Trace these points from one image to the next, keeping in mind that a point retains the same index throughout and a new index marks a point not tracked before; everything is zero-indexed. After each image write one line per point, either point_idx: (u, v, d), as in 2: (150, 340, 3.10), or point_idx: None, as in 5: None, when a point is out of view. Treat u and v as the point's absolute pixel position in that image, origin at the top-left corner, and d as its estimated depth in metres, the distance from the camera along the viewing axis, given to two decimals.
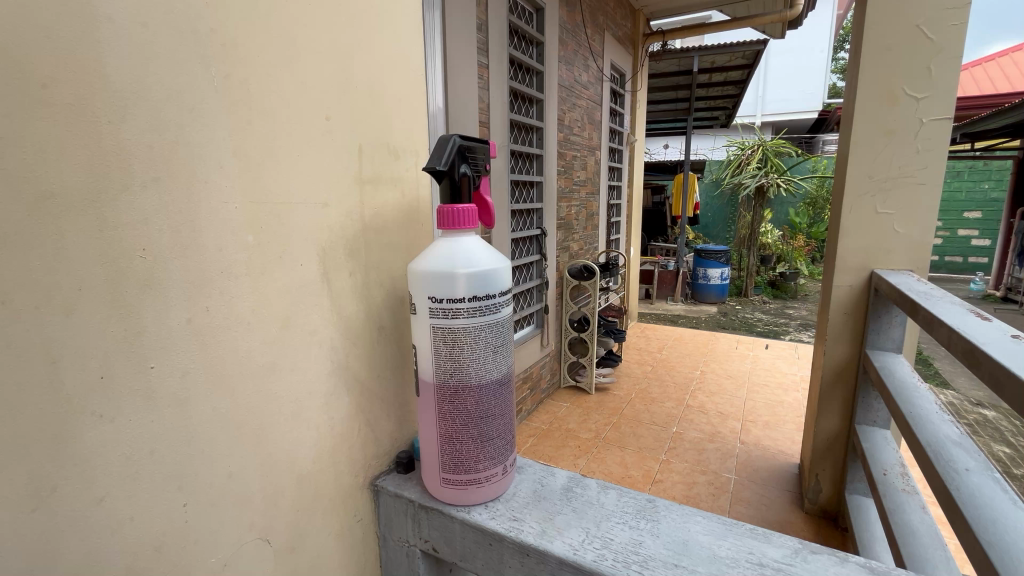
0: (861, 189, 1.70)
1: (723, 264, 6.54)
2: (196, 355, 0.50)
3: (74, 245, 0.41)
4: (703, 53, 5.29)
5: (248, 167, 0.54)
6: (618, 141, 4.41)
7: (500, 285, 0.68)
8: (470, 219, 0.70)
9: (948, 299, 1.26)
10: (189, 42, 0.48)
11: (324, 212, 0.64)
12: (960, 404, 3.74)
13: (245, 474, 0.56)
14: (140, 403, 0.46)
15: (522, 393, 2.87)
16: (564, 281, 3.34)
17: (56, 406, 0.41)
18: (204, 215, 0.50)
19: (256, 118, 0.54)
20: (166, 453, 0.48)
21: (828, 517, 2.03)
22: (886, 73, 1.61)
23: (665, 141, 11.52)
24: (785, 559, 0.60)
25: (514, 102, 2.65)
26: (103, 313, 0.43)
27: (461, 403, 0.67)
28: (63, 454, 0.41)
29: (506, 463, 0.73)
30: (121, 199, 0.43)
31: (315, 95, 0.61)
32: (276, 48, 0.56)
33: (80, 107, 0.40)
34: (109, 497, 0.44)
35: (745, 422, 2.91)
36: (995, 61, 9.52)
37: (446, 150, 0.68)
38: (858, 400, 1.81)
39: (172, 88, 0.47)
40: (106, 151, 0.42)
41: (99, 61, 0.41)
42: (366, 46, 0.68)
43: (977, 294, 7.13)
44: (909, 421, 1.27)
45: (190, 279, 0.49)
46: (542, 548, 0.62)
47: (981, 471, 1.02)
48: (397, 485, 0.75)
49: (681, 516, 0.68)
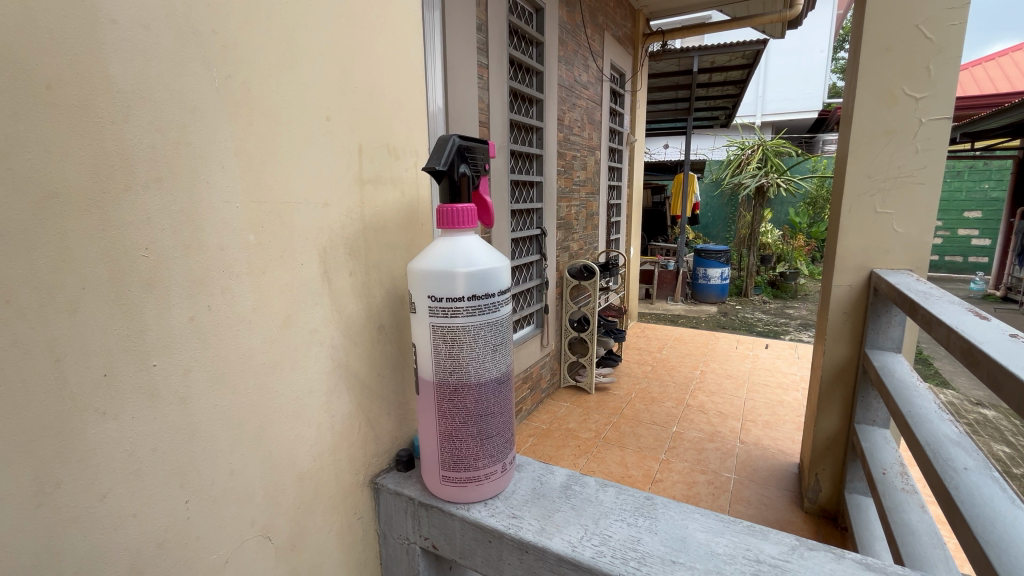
0: (861, 189, 1.71)
1: (723, 263, 6.55)
2: (198, 354, 0.50)
3: (78, 245, 0.41)
4: (703, 53, 5.30)
5: (250, 167, 0.55)
6: (618, 141, 4.41)
7: (499, 284, 0.69)
8: (469, 219, 0.70)
9: (946, 299, 1.26)
10: (191, 43, 0.48)
11: (325, 213, 0.64)
12: (960, 404, 3.74)
13: (246, 472, 0.56)
14: (143, 401, 0.46)
15: (522, 393, 2.87)
16: (563, 281, 3.35)
17: (60, 404, 0.41)
18: (206, 215, 0.50)
19: (257, 119, 0.55)
20: (168, 451, 0.49)
21: (827, 516, 2.03)
22: (885, 73, 1.61)
23: (666, 141, 11.52)
24: (782, 556, 0.60)
25: (514, 102, 2.66)
26: (106, 311, 0.43)
27: (460, 401, 0.67)
28: (67, 451, 0.41)
29: (505, 461, 0.73)
30: (123, 199, 0.44)
31: (316, 96, 0.62)
32: (276, 50, 0.56)
33: (83, 108, 0.41)
34: (112, 494, 0.45)
35: (745, 421, 2.92)
36: (995, 61, 9.52)
37: (446, 150, 0.68)
38: (857, 399, 1.82)
39: (174, 89, 0.47)
40: (109, 151, 0.43)
41: (103, 63, 0.42)
42: (366, 47, 0.69)
43: (977, 294, 7.13)
44: (908, 420, 1.28)
45: (192, 278, 0.49)
46: (540, 545, 0.63)
47: (979, 470, 1.03)
48: (397, 483, 0.76)
49: (679, 514, 0.68)
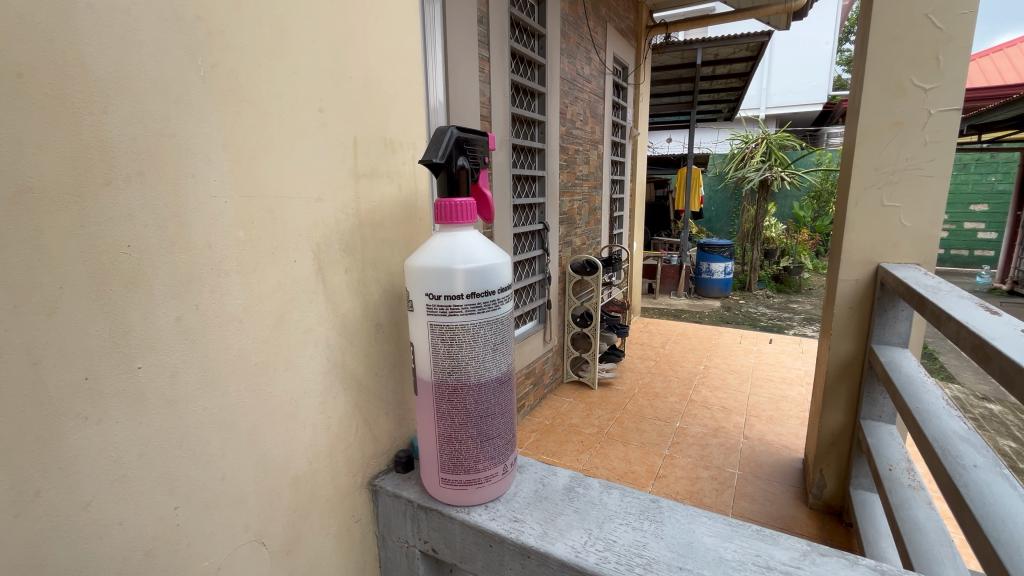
0: (868, 181, 1.67)
1: (727, 258, 6.50)
2: (186, 355, 0.49)
3: (56, 244, 0.39)
4: (707, 45, 5.16)
5: (239, 161, 0.52)
6: (620, 136, 4.35)
7: (499, 281, 0.67)
8: (468, 214, 0.68)
9: (957, 293, 1.23)
10: (174, 30, 0.46)
11: (319, 207, 0.62)
12: (965, 399, 3.71)
13: (238, 476, 0.55)
14: (129, 405, 0.45)
15: (525, 389, 2.85)
16: (566, 276, 3.32)
17: (39, 408, 0.39)
18: (193, 211, 0.48)
19: (245, 109, 0.53)
20: (155, 456, 0.47)
21: (832, 512, 2.01)
22: (895, 63, 1.57)
23: (669, 134, 11.38)
24: (794, 562, 0.58)
25: (515, 95, 2.61)
26: (87, 308, 0.41)
27: (459, 402, 0.65)
28: (48, 458, 0.40)
29: (506, 463, 0.71)
30: (104, 193, 0.42)
31: (307, 86, 0.59)
32: (263, 35, 0.54)
33: (58, 98, 0.39)
34: (96, 502, 0.43)
35: (749, 417, 2.90)
36: (1002, 53, 9.37)
37: (443, 142, 0.66)
38: (863, 395, 1.79)
39: (156, 79, 0.45)
40: (86, 144, 0.40)
41: (79, 52, 0.39)
42: (358, 36, 0.66)
43: (983, 289, 7.10)
44: (914, 416, 1.25)
45: (180, 275, 0.48)
46: (543, 551, 0.61)
47: (989, 467, 1.00)
48: (395, 485, 0.74)
49: (686, 518, 0.66)
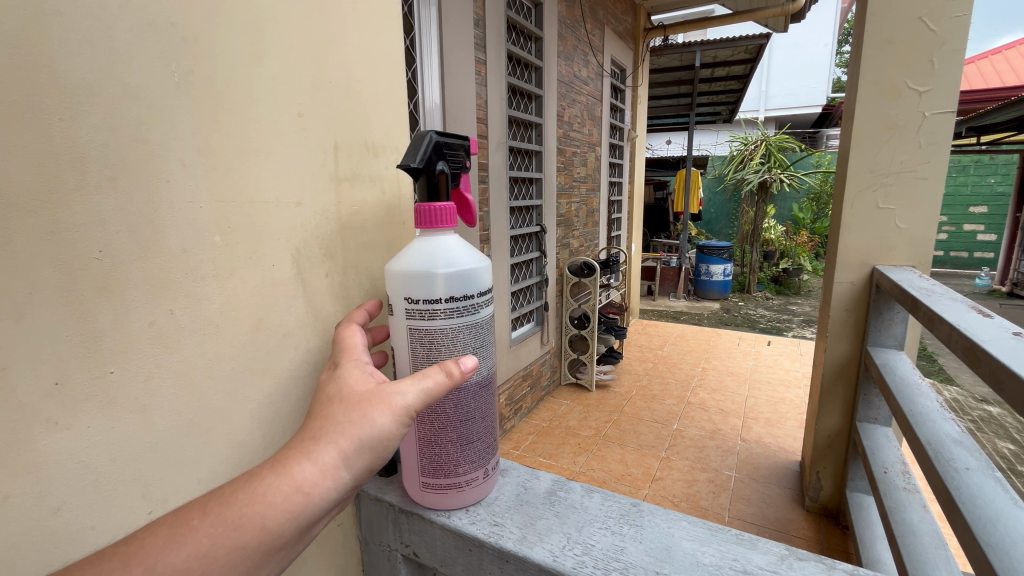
0: (862, 184, 1.68)
1: (726, 260, 6.51)
2: (160, 359, 0.49)
3: (24, 249, 0.39)
4: (705, 48, 5.17)
5: (215, 166, 0.53)
6: (618, 138, 4.36)
7: (480, 285, 0.67)
8: (448, 218, 0.68)
9: (949, 295, 1.24)
10: (149, 37, 0.46)
11: (298, 212, 0.62)
12: (965, 401, 3.71)
13: (213, 480, 0.55)
14: (99, 410, 0.44)
15: (522, 391, 2.85)
16: (563, 278, 3.32)
17: (8, 416, 0.39)
18: (167, 215, 0.48)
19: (222, 116, 0.53)
20: (127, 461, 0.47)
21: (829, 514, 2.01)
22: (889, 66, 1.57)
23: (669, 136, 11.37)
24: (771, 567, 0.58)
25: (512, 97, 2.62)
26: (57, 314, 0.41)
27: (439, 406, 0.65)
28: (15, 464, 0.40)
29: (488, 467, 0.71)
30: (76, 199, 0.42)
31: (285, 93, 0.60)
32: (241, 43, 0.54)
33: (27, 105, 0.39)
34: (66, 506, 0.43)
35: (747, 419, 2.90)
36: (1000, 55, 9.38)
37: (422, 147, 0.66)
38: (858, 397, 1.79)
39: (130, 85, 0.45)
40: (56, 150, 0.41)
41: (49, 57, 0.40)
42: (341, 40, 0.66)
43: (983, 290, 7.10)
44: (907, 419, 1.25)
45: (153, 281, 0.48)
46: (521, 555, 0.61)
47: (980, 471, 1.00)
48: (378, 489, 0.75)
49: (667, 522, 0.66)
